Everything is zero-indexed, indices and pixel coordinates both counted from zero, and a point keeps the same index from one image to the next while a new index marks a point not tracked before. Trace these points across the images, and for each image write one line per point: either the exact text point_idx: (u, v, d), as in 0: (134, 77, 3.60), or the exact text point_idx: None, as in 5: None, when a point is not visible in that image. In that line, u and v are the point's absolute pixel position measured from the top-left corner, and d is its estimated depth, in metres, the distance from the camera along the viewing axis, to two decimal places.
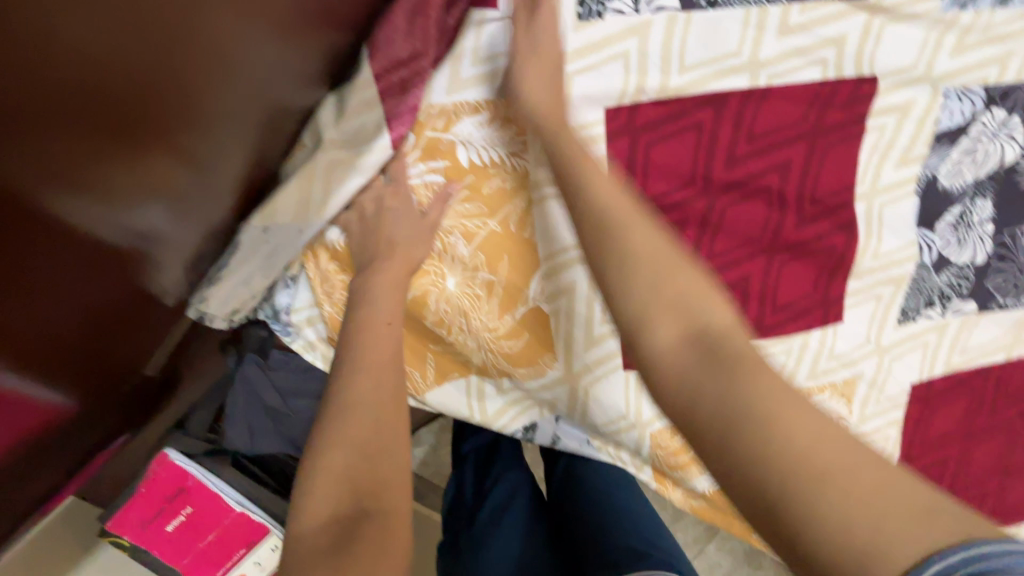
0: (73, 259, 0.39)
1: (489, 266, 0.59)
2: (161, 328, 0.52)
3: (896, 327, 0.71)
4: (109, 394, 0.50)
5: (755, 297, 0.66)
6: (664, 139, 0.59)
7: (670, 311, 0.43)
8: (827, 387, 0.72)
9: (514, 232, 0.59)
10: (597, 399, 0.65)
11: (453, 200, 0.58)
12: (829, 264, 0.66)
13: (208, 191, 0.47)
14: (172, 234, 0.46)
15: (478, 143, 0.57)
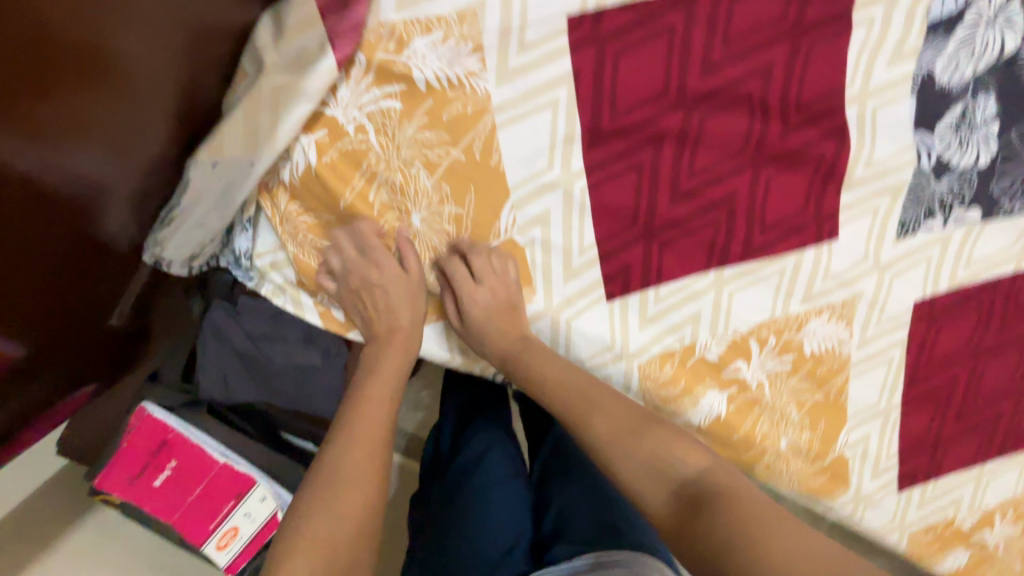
0: (33, 208, 0.42)
1: (456, 198, 0.57)
2: (120, 277, 0.52)
3: (895, 243, 0.68)
4: (68, 345, 0.49)
5: (742, 216, 0.63)
6: (632, 49, 0.54)
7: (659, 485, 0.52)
8: (824, 309, 0.69)
9: (481, 160, 0.56)
10: (579, 331, 0.64)
11: (412, 128, 0.55)
12: (818, 174, 0.63)
13: (154, 131, 0.48)
14: (124, 179, 0.47)
15: (433, 62, 0.52)
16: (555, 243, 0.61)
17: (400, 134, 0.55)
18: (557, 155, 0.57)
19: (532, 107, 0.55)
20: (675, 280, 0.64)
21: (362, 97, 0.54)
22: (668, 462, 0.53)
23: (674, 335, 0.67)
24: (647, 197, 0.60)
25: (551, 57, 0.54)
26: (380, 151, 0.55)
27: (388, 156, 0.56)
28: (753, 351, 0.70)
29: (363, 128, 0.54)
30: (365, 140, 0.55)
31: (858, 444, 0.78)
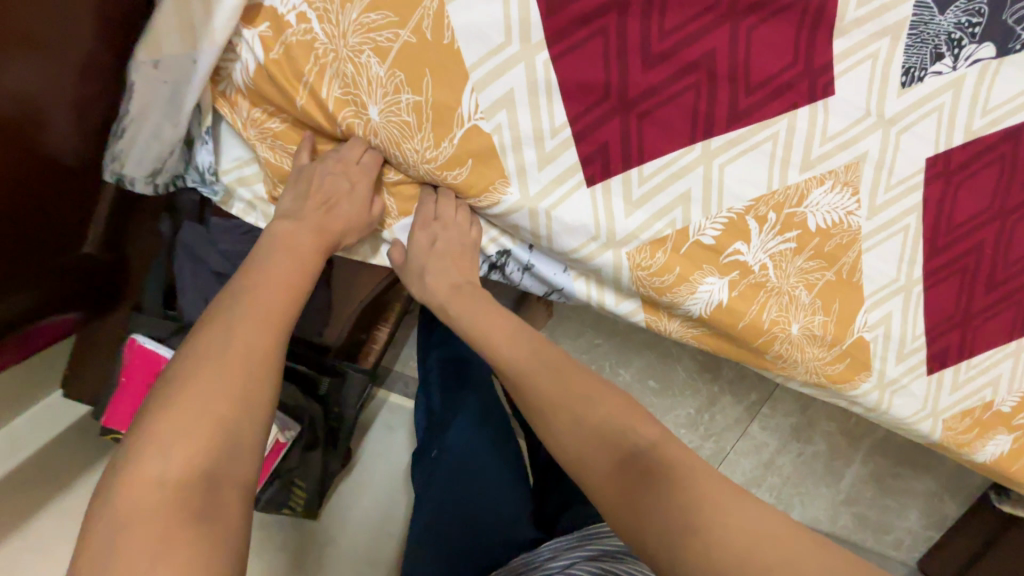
0: None
1: (412, 85, 0.56)
2: (76, 196, 0.56)
3: (900, 94, 0.62)
4: (41, 262, 0.54)
5: (723, 76, 0.58)
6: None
7: (601, 445, 0.49)
8: (827, 176, 0.65)
9: (432, 40, 0.55)
10: (561, 222, 0.62)
11: (357, 12, 0.54)
12: (803, 20, 0.58)
13: (71, 49, 0.49)
14: (52, 95, 0.49)
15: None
16: (524, 127, 0.58)
17: (344, 19, 0.54)
18: (514, 25, 0.54)
19: None
20: (658, 158, 0.61)
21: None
22: (619, 429, 0.50)
23: (664, 219, 0.64)
24: (616, 62, 0.56)
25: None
26: (327, 40, 0.55)
27: (336, 45, 0.55)
28: (752, 231, 0.66)
29: (305, 17, 0.54)
30: (308, 29, 0.54)
31: (878, 325, 0.73)
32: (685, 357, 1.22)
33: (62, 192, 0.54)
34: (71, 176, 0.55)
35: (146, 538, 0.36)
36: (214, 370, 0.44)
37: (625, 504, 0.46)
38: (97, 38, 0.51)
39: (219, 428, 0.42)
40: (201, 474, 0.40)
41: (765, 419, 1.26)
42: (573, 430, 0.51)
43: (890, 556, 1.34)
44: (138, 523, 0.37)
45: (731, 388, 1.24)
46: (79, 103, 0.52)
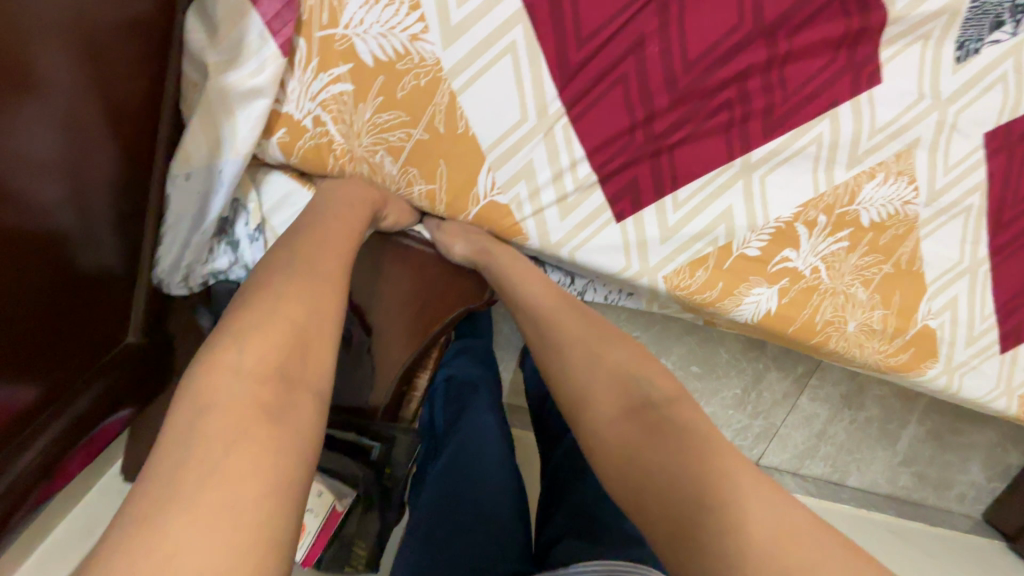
0: (24, 260, 0.40)
1: (425, 176, 0.54)
2: (121, 302, 0.53)
3: (956, 70, 0.57)
4: (89, 373, 0.51)
5: (760, 98, 0.55)
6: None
7: (625, 405, 0.44)
8: (877, 169, 0.61)
9: (446, 133, 0.52)
10: (591, 262, 0.59)
11: (366, 112, 0.51)
12: (843, 34, 0.54)
13: (110, 161, 0.46)
14: (92, 214, 0.46)
15: (373, 30, 0.48)
16: (547, 196, 0.55)
17: (358, 119, 0.52)
18: (530, 100, 0.51)
19: (492, 57, 0.50)
20: (692, 182, 0.57)
21: (311, 87, 0.51)
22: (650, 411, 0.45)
23: (704, 239, 0.60)
24: (642, 115, 0.53)
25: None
26: (343, 141, 0.53)
27: (352, 145, 0.53)
28: (802, 236, 0.62)
29: (320, 120, 0.52)
30: (324, 132, 0.52)
31: (944, 311, 0.69)
32: (726, 339, 1.16)
33: (102, 290, 0.50)
34: (109, 277, 0.50)
35: (229, 426, 0.31)
36: (282, 279, 0.40)
37: (645, 474, 0.40)
38: (123, 155, 0.47)
39: (294, 327, 0.37)
40: (282, 371, 0.35)
41: (814, 390, 1.21)
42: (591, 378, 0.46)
43: (953, 509, 1.31)
44: (228, 395, 0.32)
45: (777, 364, 1.19)
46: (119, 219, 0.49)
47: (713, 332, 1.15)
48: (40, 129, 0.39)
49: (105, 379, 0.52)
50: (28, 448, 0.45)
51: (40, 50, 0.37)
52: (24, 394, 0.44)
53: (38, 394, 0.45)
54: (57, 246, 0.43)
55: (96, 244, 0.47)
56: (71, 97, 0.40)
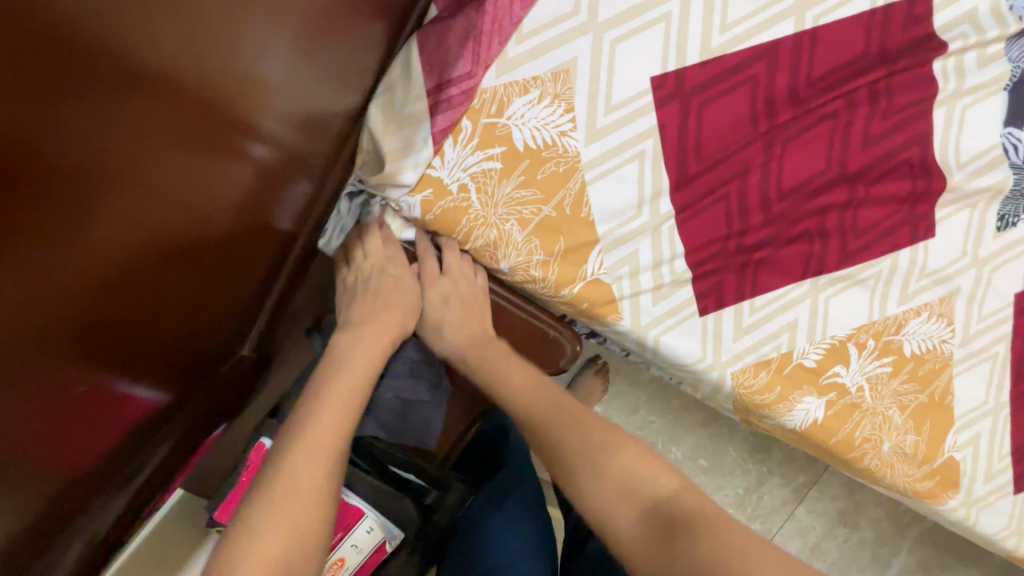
0: (185, 269, 0.46)
1: (545, 248, 0.62)
2: (247, 318, 0.59)
3: (996, 235, 0.67)
4: (200, 384, 0.55)
5: (833, 233, 0.64)
6: (714, 100, 0.59)
7: (610, 479, 0.51)
8: (923, 308, 0.69)
9: (571, 214, 0.61)
10: (670, 347, 0.65)
11: (508, 186, 0.60)
12: (906, 190, 0.64)
13: (271, 195, 0.53)
14: (244, 238, 0.52)
15: (530, 123, 0.58)
16: (645, 281, 0.63)
17: (499, 191, 0.60)
18: (646, 200, 0.61)
19: (620, 161, 0.60)
20: (770, 291, 0.65)
21: (466, 160, 0.59)
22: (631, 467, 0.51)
23: (770, 344, 0.67)
24: (737, 227, 0.62)
25: (637, 112, 0.59)
26: (480, 208, 0.60)
27: (487, 212, 0.61)
28: (853, 355, 0.69)
29: (466, 187, 0.60)
30: (467, 198, 0.60)
31: (967, 446, 0.74)
32: (736, 437, 1.19)
33: (246, 285, 0.56)
34: (239, 296, 0.56)
35: None
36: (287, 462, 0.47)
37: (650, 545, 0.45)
38: (287, 194, 0.55)
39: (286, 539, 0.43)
40: None
41: (813, 502, 1.21)
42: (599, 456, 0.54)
43: None
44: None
45: (780, 470, 1.21)
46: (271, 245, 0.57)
47: (725, 430, 1.19)
48: (226, 161, 0.45)
49: (219, 387, 0.58)
50: (161, 448, 0.51)
51: (259, 98, 0.45)
52: (158, 396, 0.50)
53: (152, 402, 0.49)
54: (224, 241, 0.49)
55: (247, 245, 0.53)
56: (270, 121, 0.47)
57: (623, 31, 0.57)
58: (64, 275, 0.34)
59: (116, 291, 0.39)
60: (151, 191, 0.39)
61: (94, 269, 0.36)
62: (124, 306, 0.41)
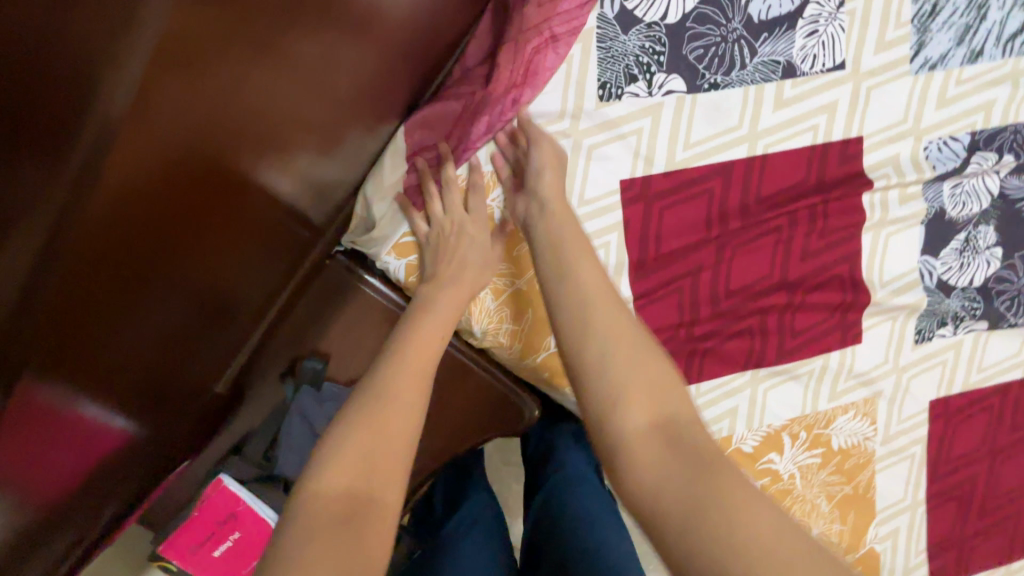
0: (173, 279, 0.45)
1: (513, 318, 0.67)
2: (225, 357, 0.61)
3: (914, 346, 0.75)
4: (166, 419, 0.57)
5: (772, 332, 0.71)
6: (673, 206, 0.67)
7: (644, 389, 0.49)
8: (850, 406, 0.76)
9: (541, 289, 0.67)
10: None
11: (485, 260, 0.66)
12: (839, 300, 0.72)
13: (271, 240, 0.56)
14: (234, 264, 0.53)
15: (509, 206, 0.66)
16: None
17: None
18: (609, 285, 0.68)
19: None
20: (714, 378, 0.71)
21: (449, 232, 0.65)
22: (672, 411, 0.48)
23: (712, 427, 0.72)
24: (687, 317, 0.69)
25: (606, 209, 0.66)
26: None
27: None
28: (786, 444, 0.75)
29: None
30: None
31: (887, 539, 0.80)
32: None
33: (227, 324, 0.58)
34: (222, 331, 0.58)
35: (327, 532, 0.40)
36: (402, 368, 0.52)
37: (683, 470, 0.44)
38: (284, 249, 0.59)
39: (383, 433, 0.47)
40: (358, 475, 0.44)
41: None
42: (644, 402, 0.48)
43: None
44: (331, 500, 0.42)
45: None
46: (261, 293, 0.61)
47: None
48: (238, 185, 0.46)
49: (178, 419, 0.59)
50: (117, 480, 0.53)
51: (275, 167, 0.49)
52: (127, 426, 0.51)
53: (122, 428, 0.50)
54: (212, 274, 0.50)
55: (241, 283, 0.56)
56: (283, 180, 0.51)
57: (599, 138, 0.64)
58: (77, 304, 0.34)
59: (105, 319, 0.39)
60: (173, 197, 0.38)
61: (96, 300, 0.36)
62: (109, 333, 0.40)
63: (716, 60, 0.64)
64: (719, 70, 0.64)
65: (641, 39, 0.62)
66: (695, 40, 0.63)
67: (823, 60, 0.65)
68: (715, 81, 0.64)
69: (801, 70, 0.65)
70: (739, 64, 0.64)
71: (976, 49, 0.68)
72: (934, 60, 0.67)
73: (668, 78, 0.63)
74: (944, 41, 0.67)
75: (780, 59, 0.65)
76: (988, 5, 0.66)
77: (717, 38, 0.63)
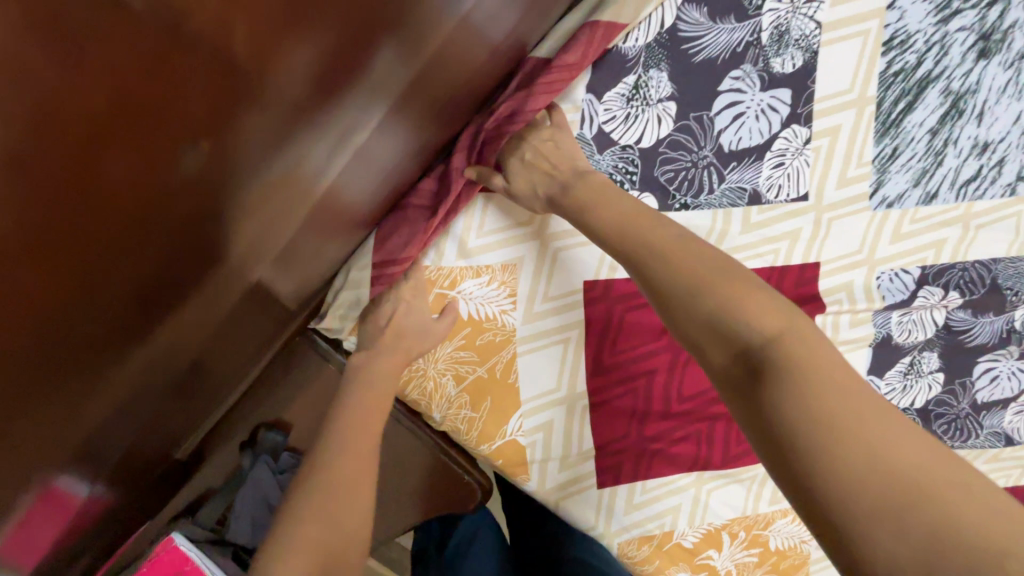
0: (155, 350, 0.47)
1: (473, 405, 0.69)
2: (190, 426, 0.63)
3: None
4: (121, 489, 0.57)
5: (717, 441, 0.74)
6: (634, 312, 0.70)
7: (710, 322, 0.47)
8: (790, 510, 0.79)
9: (501, 377, 0.69)
10: (568, 510, 0.74)
11: (447, 348, 0.68)
12: None
13: (246, 324, 0.58)
14: (222, 336, 0.55)
15: (476, 297, 0.67)
16: (556, 445, 0.72)
17: (439, 350, 0.68)
18: (565, 379, 0.70)
19: (549, 341, 0.69)
20: (661, 476, 0.74)
21: None
22: (739, 316, 0.46)
23: (654, 522, 0.75)
24: (640, 416, 0.72)
25: (568, 306, 0.69)
26: (421, 362, 0.68)
27: (427, 365, 0.68)
28: (725, 542, 0.78)
29: None
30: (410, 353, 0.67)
31: None
32: None
33: (197, 397, 0.59)
34: (188, 404, 0.59)
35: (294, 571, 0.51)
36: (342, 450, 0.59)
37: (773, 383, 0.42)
38: (262, 331, 0.61)
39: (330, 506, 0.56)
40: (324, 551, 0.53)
41: None
42: (710, 324, 0.47)
43: None
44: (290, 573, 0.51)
45: None
46: (236, 367, 0.62)
47: None
48: (228, 276, 0.49)
49: (144, 483, 0.61)
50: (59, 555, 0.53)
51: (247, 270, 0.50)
52: (91, 492, 0.52)
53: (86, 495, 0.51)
54: (196, 347, 0.52)
55: (211, 362, 0.57)
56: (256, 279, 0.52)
57: (567, 242, 0.67)
58: (61, 361, 0.39)
59: (109, 377, 0.44)
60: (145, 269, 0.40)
61: (89, 367, 0.41)
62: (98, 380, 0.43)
63: (686, 183, 0.67)
64: (689, 193, 0.67)
65: (614, 159, 0.66)
66: (666, 163, 0.66)
67: (786, 190, 0.69)
68: (686, 202, 0.67)
69: (765, 198, 0.69)
70: (708, 188, 0.68)
71: (931, 191, 0.72)
72: (891, 198, 0.71)
73: (641, 196, 0.66)
74: (901, 182, 0.71)
75: (747, 186, 0.68)
76: (945, 152, 0.70)
77: (687, 163, 0.66)
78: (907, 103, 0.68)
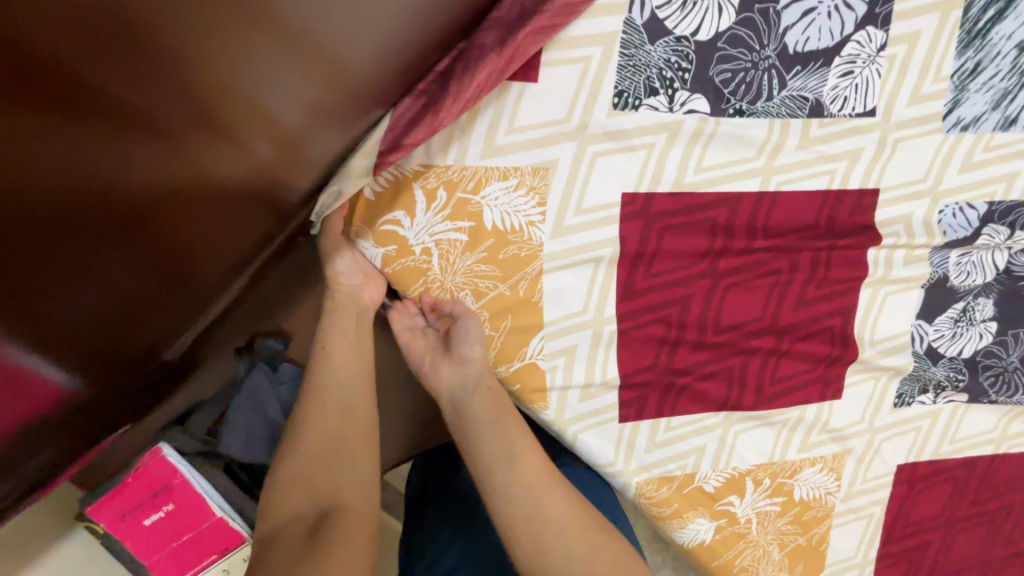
0: (104, 222, 0.40)
1: (492, 323, 0.64)
2: (183, 321, 0.57)
3: (892, 409, 0.74)
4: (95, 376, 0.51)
5: (750, 377, 0.69)
6: (674, 229, 0.64)
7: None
8: (818, 459, 0.73)
9: (523, 296, 0.64)
10: (585, 443, 0.68)
11: (467, 261, 0.63)
12: (830, 347, 0.71)
13: (230, 211, 0.50)
14: (195, 219, 0.47)
15: (502, 205, 0.60)
16: (577, 373, 0.67)
17: (460, 261, 0.63)
18: (592, 301, 0.65)
19: (580, 259, 0.63)
20: (687, 415, 0.69)
21: (435, 226, 0.61)
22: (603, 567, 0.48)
23: (677, 462, 0.71)
24: (671, 343, 0.67)
25: (601, 221, 0.62)
26: (438, 271, 0.63)
27: (444, 277, 0.63)
28: (748, 488, 0.72)
29: (428, 251, 0.62)
30: (428, 260, 0.62)
31: None
32: None
33: (188, 285, 0.53)
34: (167, 296, 0.52)
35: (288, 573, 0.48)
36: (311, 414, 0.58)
37: None
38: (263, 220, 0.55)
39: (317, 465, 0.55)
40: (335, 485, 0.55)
41: None
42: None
43: None
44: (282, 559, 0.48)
45: None
46: (233, 256, 0.56)
47: None
48: (203, 142, 0.41)
49: (130, 377, 0.56)
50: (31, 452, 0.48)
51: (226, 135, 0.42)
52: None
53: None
54: (157, 231, 0.45)
55: (193, 249, 0.50)
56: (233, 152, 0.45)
57: (607, 146, 0.60)
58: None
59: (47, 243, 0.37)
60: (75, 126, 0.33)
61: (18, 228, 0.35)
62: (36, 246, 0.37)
63: (743, 87, 0.59)
64: (745, 97, 0.60)
65: (668, 52, 0.57)
66: (724, 61, 0.58)
67: (853, 103, 0.61)
68: (740, 107, 0.60)
69: (828, 111, 0.61)
70: (767, 94, 0.60)
71: (1012, 115, 0.65)
72: (967, 120, 0.64)
73: (691, 97, 0.59)
74: (979, 103, 0.64)
75: (810, 96, 0.60)
76: None
77: (747, 64, 0.59)
78: (998, 10, 0.60)
